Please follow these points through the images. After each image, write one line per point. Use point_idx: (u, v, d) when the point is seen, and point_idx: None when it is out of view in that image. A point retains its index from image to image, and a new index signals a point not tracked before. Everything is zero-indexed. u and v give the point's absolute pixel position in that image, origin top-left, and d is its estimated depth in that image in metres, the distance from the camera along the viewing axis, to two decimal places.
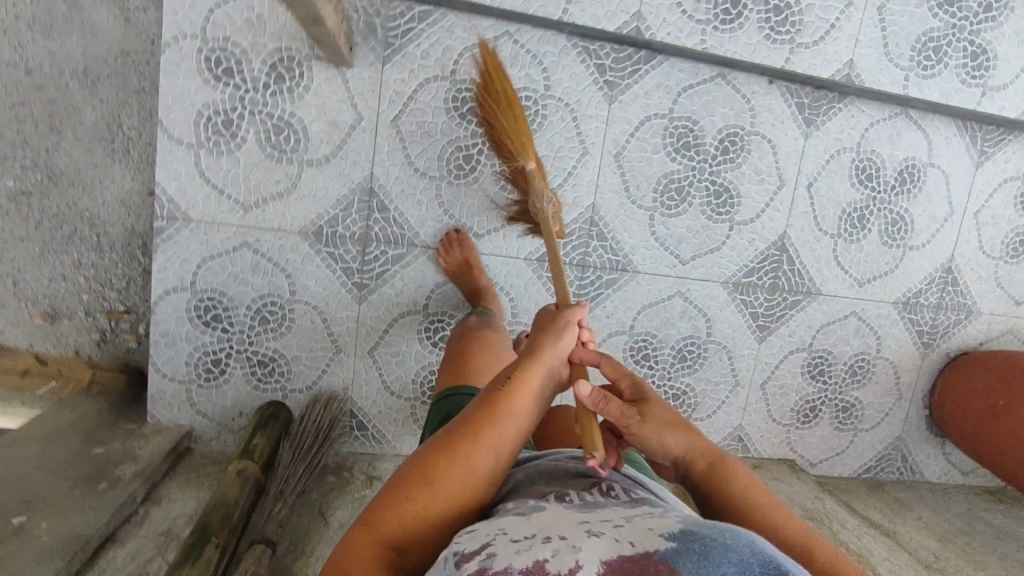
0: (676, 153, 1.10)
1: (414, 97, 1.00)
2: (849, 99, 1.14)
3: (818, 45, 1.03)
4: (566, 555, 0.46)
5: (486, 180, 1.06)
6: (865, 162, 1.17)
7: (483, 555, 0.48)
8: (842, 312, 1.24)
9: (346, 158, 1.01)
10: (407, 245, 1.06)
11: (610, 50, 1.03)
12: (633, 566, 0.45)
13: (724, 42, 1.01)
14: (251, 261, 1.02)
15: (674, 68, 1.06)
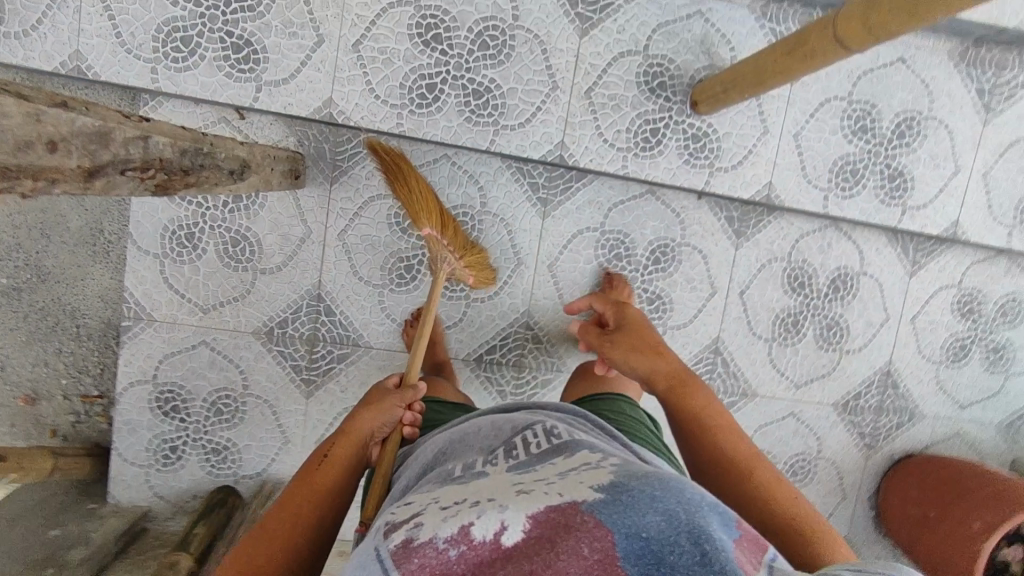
0: (609, 264, 1.14)
1: (354, 216, 1.08)
2: (777, 212, 1.17)
3: (736, 169, 1.08)
4: (490, 516, 0.46)
5: (426, 287, 1.12)
6: (797, 270, 1.19)
7: (410, 525, 0.49)
8: (781, 414, 1.26)
9: (295, 267, 1.09)
10: (352, 345, 1.13)
11: (543, 170, 1.10)
12: (554, 520, 0.44)
13: (645, 165, 1.06)
14: (208, 358, 1.11)
15: (606, 186, 1.12)
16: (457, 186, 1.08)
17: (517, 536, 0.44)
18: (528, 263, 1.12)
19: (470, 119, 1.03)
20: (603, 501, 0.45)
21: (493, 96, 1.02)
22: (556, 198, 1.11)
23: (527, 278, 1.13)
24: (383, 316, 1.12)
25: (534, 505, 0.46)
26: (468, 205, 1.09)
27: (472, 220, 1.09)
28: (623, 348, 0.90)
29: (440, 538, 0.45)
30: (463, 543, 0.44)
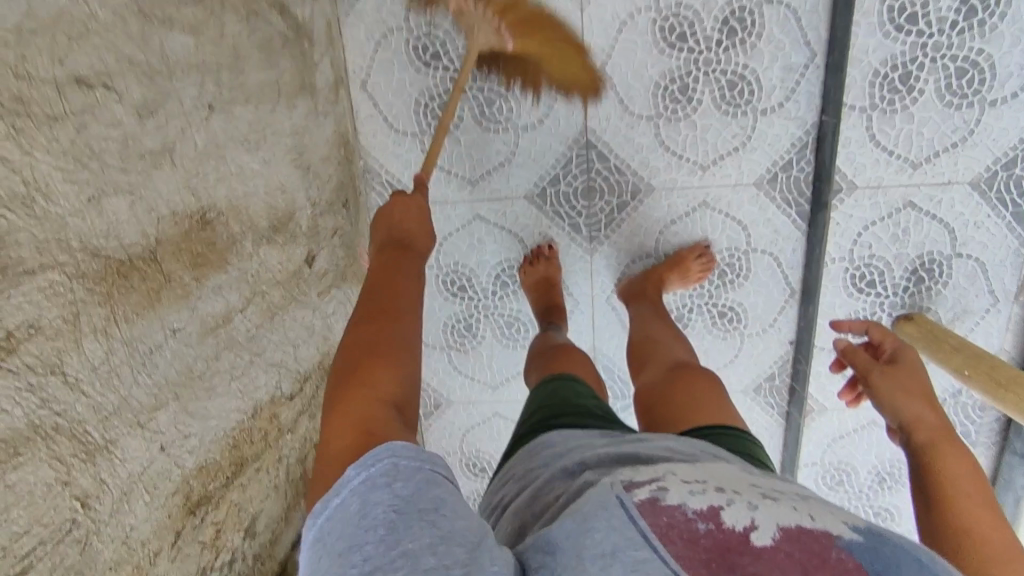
0: (780, 206, 1.12)
1: (555, 97, 1.09)
2: (1013, 175, 0.99)
3: (967, 145, 0.98)
4: (742, 509, 0.52)
5: (596, 200, 1.15)
6: (988, 258, 1.05)
7: (659, 486, 0.55)
8: (926, 403, 1.14)
9: (478, 149, 1.13)
10: (514, 237, 1.18)
11: (730, 77, 1.06)
12: (807, 539, 0.49)
13: (887, 110, 0.98)
14: (384, 217, 1.18)
15: (789, 122, 1.07)
16: (651, 90, 1.08)
17: (769, 541, 0.49)
18: (698, 197, 1.14)
19: (670, 55, 1.06)
20: (866, 543, 0.49)
21: (752, 17, 1.03)
22: (755, 127, 1.09)
23: (685, 206, 1.14)
24: (529, 202, 1.16)
25: (784, 518, 0.51)
26: (658, 111, 1.09)
27: (656, 128, 1.10)
28: (896, 381, 0.78)
29: (689, 508, 0.52)
30: (713, 521, 0.51)
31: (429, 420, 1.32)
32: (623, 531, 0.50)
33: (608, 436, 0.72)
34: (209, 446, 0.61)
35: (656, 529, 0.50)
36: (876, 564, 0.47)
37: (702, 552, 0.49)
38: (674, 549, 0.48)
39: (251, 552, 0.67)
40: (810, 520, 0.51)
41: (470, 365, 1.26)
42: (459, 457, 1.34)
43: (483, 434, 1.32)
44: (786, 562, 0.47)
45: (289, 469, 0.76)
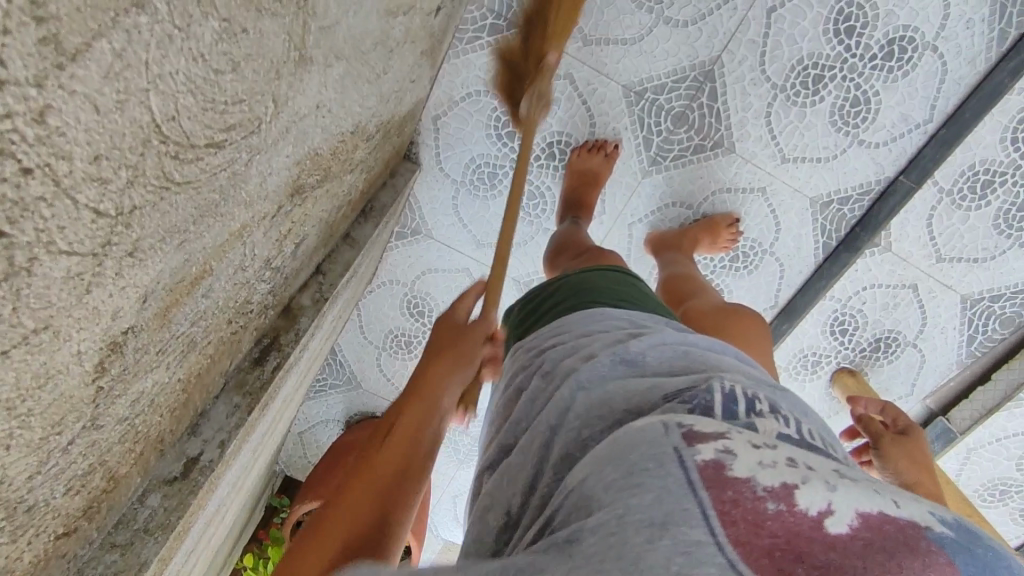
0: (817, 232, 1.16)
1: (713, 10, 1.03)
2: (998, 307, 1.14)
3: (987, 264, 1.12)
4: (818, 487, 0.34)
5: (681, 131, 1.12)
6: (934, 360, 1.20)
7: (721, 445, 0.37)
8: None
9: (613, 13, 1.03)
10: (588, 120, 1.12)
11: (860, 97, 1.06)
12: (894, 535, 0.31)
13: (956, 203, 1.09)
14: (481, 19, 1.05)
15: (875, 167, 1.11)
16: (796, 63, 1.05)
17: (846, 531, 0.32)
18: (763, 185, 1.15)
19: (830, 41, 1.03)
20: (959, 541, 0.32)
21: (914, 54, 1.02)
22: (845, 152, 1.10)
23: (746, 185, 1.15)
24: (623, 92, 1.09)
25: (867, 499, 0.33)
26: (786, 86, 1.07)
27: (772, 101, 1.08)
28: (906, 453, 0.77)
29: (758, 484, 0.34)
30: (784, 501, 0.33)
31: (397, 241, 1.24)
32: (677, 500, 0.34)
33: (671, 346, 0.52)
34: (329, 137, 0.50)
35: (715, 508, 0.33)
36: (975, 571, 0.30)
37: (764, 540, 0.32)
38: (731, 537, 0.32)
39: (287, 273, 0.57)
40: (899, 508, 0.33)
41: (474, 216, 1.20)
42: (404, 292, 1.29)
43: (442, 280, 1.27)
44: (864, 562, 0.30)
45: (333, 209, 0.66)
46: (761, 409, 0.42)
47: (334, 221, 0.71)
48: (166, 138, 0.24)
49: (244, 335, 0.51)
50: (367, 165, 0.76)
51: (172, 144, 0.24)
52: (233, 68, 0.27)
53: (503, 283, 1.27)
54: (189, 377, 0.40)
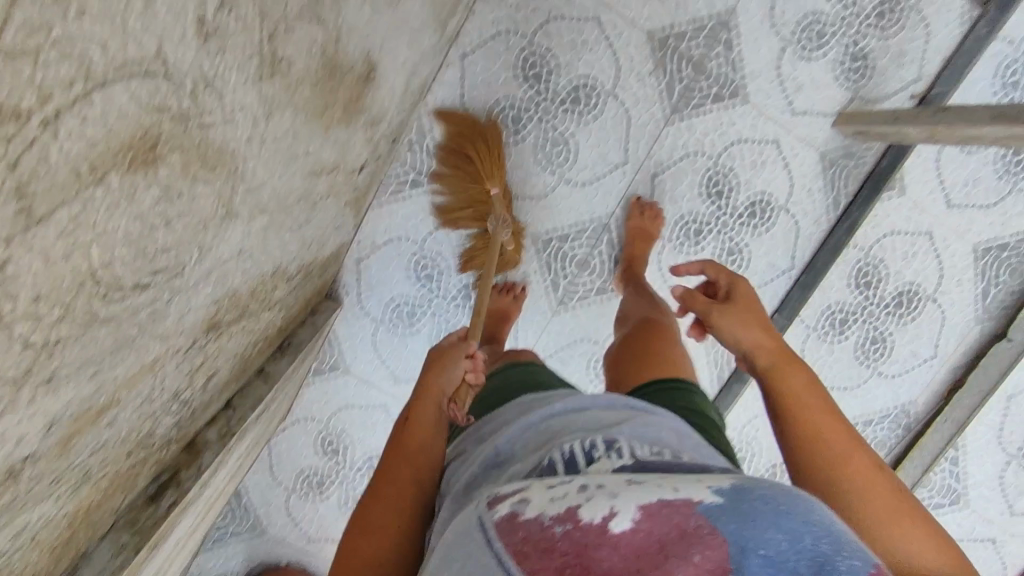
0: (712, 366, 1.27)
1: (604, 174, 1.19)
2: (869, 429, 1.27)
3: (855, 390, 1.26)
4: (601, 499, 0.42)
5: (586, 275, 1.24)
6: None
7: (518, 499, 0.45)
8: None
9: (522, 174, 1.19)
10: (502, 264, 1.23)
11: (733, 248, 1.24)
12: (665, 513, 0.41)
13: (821, 337, 1.24)
14: (405, 176, 1.18)
15: (753, 307, 1.26)
16: (678, 220, 1.22)
17: (627, 527, 0.40)
18: None
19: (705, 201, 1.22)
20: (724, 505, 0.41)
21: (771, 215, 1.22)
22: None
23: None
24: (532, 240, 1.22)
25: (645, 496, 0.42)
26: (672, 239, 1.23)
27: (662, 251, 1.24)
28: (734, 316, 0.75)
29: (546, 516, 0.42)
30: (569, 521, 0.41)
31: (314, 378, 1.29)
32: (477, 558, 0.41)
33: (538, 427, 0.60)
34: (251, 278, 0.55)
35: (510, 549, 0.40)
36: (736, 525, 0.39)
37: (555, 560, 0.39)
38: (526, 568, 0.39)
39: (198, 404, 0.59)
40: (673, 492, 0.43)
41: (393, 353, 1.27)
42: (319, 430, 1.31)
43: (358, 416, 1.31)
44: (640, 551, 0.39)
45: (250, 344, 0.69)
46: (598, 456, 0.52)
47: (251, 355, 0.74)
48: (97, 281, 0.28)
49: (142, 469, 0.50)
50: (288, 303, 0.81)
51: (102, 285, 0.29)
52: (166, 223, 0.32)
53: None
54: (78, 509, 0.40)
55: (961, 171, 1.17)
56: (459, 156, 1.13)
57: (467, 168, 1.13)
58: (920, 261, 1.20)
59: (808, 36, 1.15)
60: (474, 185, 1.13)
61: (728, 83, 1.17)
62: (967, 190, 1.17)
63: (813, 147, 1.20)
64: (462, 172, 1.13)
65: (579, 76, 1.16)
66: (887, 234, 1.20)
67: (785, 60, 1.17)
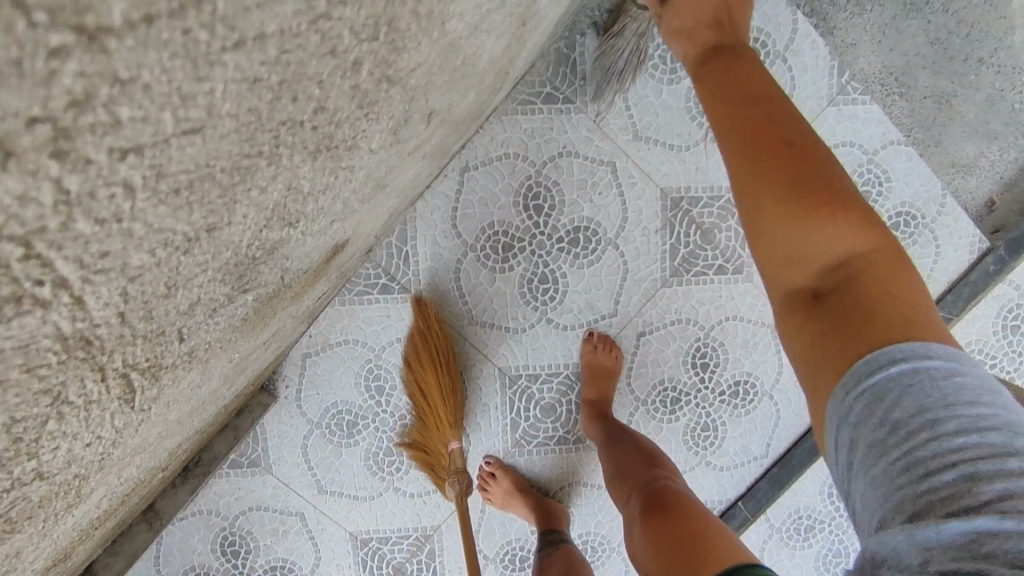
0: None
1: (588, 321, 1.14)
2: None
3: None
4: None
5: (548, 420, 1.16)
6: None
7: None
8: None
9: (503, 303, 1.12)
10: (464, 391, 1.15)
11: (706, 424, 1.19)
12: None
13: (785, 540, 1.20)
14: (380, 279, 1.11)
15: (715, 487, 1.20)
16: (658, 386, 1.18)
17: None
18: None
19: (687, 370, 1.17)
20: None
21: (752, 399, 1.18)
22: (693, 469, 1.20)
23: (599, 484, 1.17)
24: (500, 373, 1.14)
25: None
26: (647, 402, 1.18)
27: (635, 412, 1.18)
28: (745, 100, 0.70)
29: None
30: None
31: (228, 469, 1.15)
32: None
33: None
34: (129, 480, 0.45)
35: None
36: None
37: None
38: None
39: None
40: None
41: (324, 461, 1.15)
42: (221, 527, 1.17)
43: (268, 520, 1.17)
44: None
45: (131, 506, 0.58)
46: None
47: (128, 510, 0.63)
48: None
49: None
50: (196, 440, 0.70)
51: None
52: None
53: (338, 537, 1.18)
54: None
55: None
56: (422, 373, 1.10)
57: (427, 400, 1.11)
58: None
59: None
60: (422, 430, 1.12)
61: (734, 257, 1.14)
62: None
63: None
64: (418, 404, 1.12)
65: (582, 218, 1.12)
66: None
67: None
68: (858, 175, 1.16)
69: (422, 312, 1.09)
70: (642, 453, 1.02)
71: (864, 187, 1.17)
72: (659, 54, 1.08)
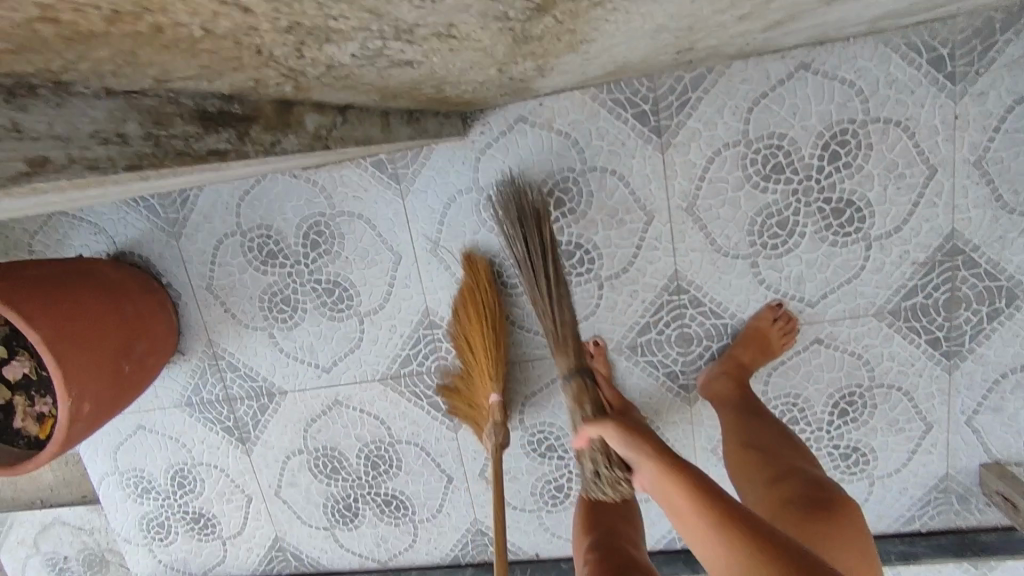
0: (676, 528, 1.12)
1: (785, 293, 1.02)
2: None
3: None
4: None
5: (674, 350, 1.05)
6: None
7: None
8: None
9: (729, 217, 0.99)
10: (623, 266, 1.02)
11: None
12: None
13: None
14: (644, 105, 0.97)
15: None
16: (789, 397, 1.08)
17: None
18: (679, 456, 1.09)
19: (826, 404, 1.07)
20: None
21: (856, 472, 1.09)
22: None
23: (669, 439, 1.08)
24: (669, 275, 1.02)
25: None
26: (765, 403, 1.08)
27: None
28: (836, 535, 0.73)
29: None
30: None
31: (369, 165, 1.04)
32: None
33: None
34: None
35: None
36: None
37: None
38: None
39: None
40: None
41: (456, 227, 1.04)
42: (321, 212, 1.07)
43: (366, 239, 1.07)
44: None
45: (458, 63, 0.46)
46: None
47: (409, 75, 0.51)
48: None
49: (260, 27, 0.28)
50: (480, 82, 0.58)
51: None
52: None
53: (413, 301, 1.08)
54: None
55: None
56: (470, 330, 1.03)
57: (474, 354, 1.03)
58: None
59: None
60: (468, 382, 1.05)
61: (956, 338, 1.02)
62: None
63: (948, 462, 1.07)
64: (466, 357, 1.05)
65: (865, 196, 0.98)
66: None
67: (1012, 377, 1.02)
68: None
69: (467, 263, 1.02)
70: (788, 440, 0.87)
71: None
72: None
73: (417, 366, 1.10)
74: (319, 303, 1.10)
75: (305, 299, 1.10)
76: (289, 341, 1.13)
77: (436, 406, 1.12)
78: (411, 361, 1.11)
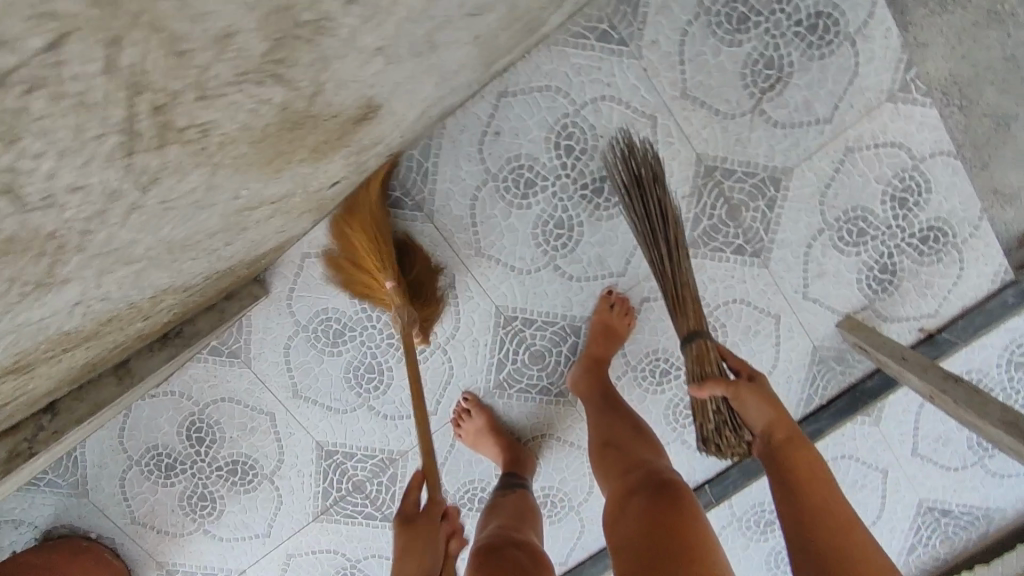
0: None
1: (597, 278, 1.10)
2: None
3: None
4: None
5: (536, 369, 1.13)
6: None
7: None
8: None
9: (516, 241, 1.08)
10: (452, 325, 1.11)
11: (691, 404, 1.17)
12: None
13: (742, 532, 1.21)
14: (396, 191, 1.06)
15: (687, 467, 1.20)
16: (653, 356, 1.16)
17: None
18: None
19: None
20: None
21: None
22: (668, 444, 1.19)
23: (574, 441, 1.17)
24: (495, 312, 1.11)
25: None
26: (637, 370, 1.17)
27: (622, 378, 1.17)
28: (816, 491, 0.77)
29: None
30: None
31: (205, 355, 1.12)
32: None
33: None
34: None
35: None
36: None
37: None
38: None
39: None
40: None
41: (304, 365, 1.12)
42: (190, 412, 1.14)
43: (238, 414, 1.14)
44: None
45: None
46: None
47: None
48: None
49: None
50: None
51: None
52: None
53: (304, 443, 1.15)
54: None
55: (936, 426, 1.17)
56: (350, 229, 1.04)
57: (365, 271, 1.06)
58: (866, 495, 1.20)
59: (848, 229, 1.13)
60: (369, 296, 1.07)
61: (753, 237, 1.12)
62: (935, 445, 1.17)
63: (808, 335, 1.17)
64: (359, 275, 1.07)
65: None
66: (849, 457, 1.19)
67: (817, 242, 1.14)
68: (899, 180, 1.12)
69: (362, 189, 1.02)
70: (639, 432, 0.96)
71: (902, 193, 1.12)
72: (725, 10, 1.02)
73: (337, 492, 1.18)
74: (230, 485, 1.18)
75: (216, 488, 1.18)
76: (223, 527, 1.20)
77: (372, 516, 1.20)
78: (331, 492, 1.18)
